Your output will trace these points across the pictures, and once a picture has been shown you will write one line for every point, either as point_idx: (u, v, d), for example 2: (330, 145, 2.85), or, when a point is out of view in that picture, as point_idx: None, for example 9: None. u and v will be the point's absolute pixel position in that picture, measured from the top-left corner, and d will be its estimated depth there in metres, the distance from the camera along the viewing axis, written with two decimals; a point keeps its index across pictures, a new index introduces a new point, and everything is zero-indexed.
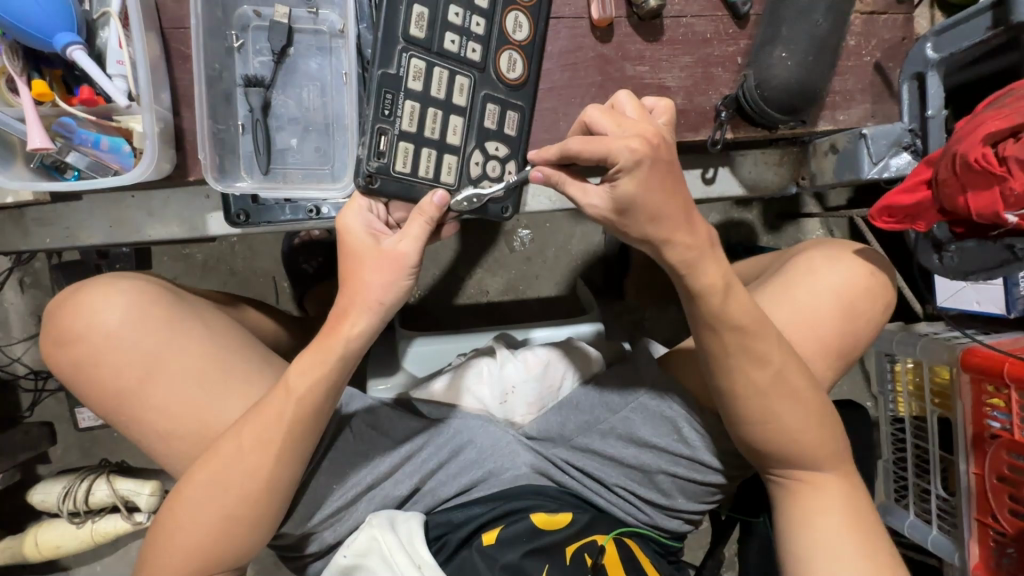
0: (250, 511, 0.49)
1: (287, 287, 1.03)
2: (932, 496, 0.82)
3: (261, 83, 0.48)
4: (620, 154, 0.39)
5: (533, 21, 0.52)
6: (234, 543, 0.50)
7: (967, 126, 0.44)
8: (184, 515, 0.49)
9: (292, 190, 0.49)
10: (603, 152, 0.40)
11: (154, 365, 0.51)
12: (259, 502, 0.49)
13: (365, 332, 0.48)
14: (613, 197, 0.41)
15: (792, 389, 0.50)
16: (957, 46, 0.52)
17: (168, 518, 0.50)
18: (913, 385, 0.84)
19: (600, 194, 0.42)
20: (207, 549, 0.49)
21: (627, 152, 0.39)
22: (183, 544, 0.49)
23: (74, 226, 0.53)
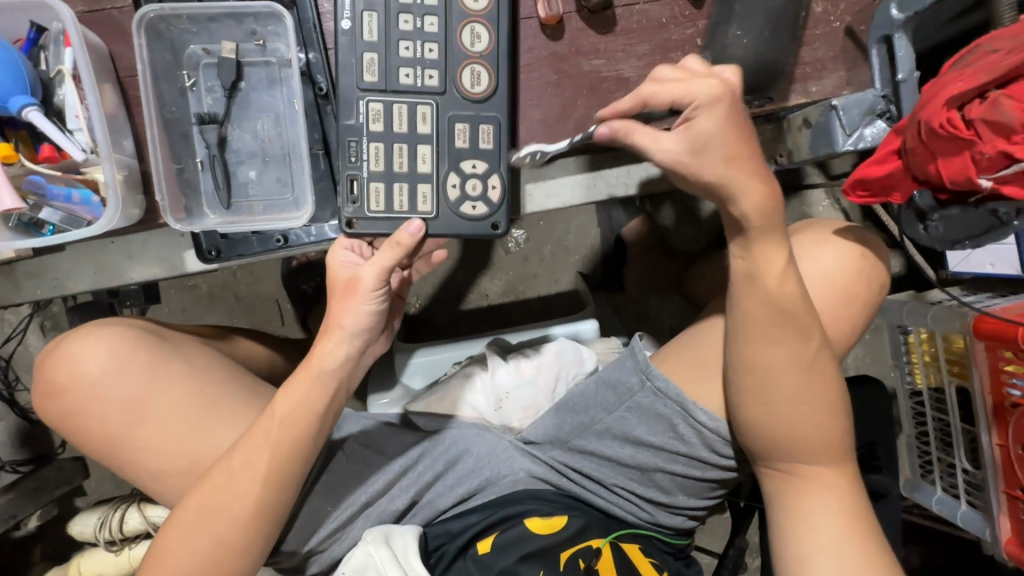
0: (241, 536, 0.50)
1: (291, 308, 1.06)
2: (957, 470, 0.78)
3: (215, 120, 0.49)
4: (698, 91, 0.42)
5: (493, 34, 0.50)
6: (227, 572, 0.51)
7: (932, 90, 0.43)
8: (175, 548, 0.51)
9: (255, 224, 0.50)
10: (680, 93, 0.42)
11: (141, 406, 0.53)
12: (249, 526, 0.50)
13: (342, 360, 0.50)
14: (691, 136, 0.42)
15: (781, 378, 0.49)
16: (923, 3, 0.49)
17: (159, 553, 0.51)
18: (928, 356, 0.80)
19: (673, 137, 0.43)
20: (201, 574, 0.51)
21: (704, 91, 0.42)
22: (175, 570, 0.50)
23: (61, 276, 0.56)
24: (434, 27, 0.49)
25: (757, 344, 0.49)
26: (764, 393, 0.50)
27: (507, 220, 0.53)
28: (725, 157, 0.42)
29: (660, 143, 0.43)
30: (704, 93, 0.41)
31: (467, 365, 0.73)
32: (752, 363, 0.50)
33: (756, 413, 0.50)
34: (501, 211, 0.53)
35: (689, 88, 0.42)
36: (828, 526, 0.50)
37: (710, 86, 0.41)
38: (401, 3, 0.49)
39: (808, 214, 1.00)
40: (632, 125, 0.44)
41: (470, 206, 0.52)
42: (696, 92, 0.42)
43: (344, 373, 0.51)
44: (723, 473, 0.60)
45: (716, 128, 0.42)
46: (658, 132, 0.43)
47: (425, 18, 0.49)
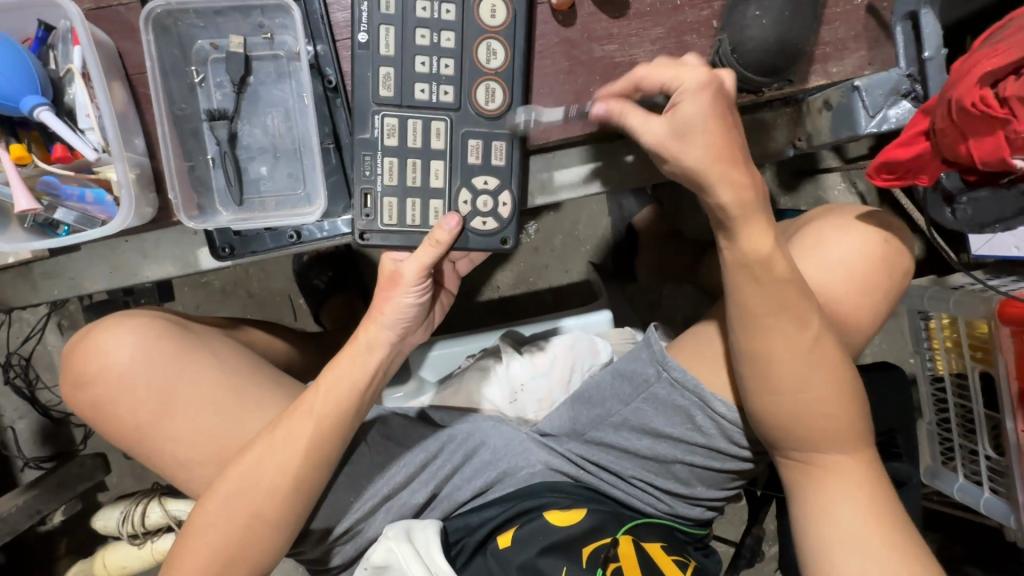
0: (276, 512, 0.51)
1: (303, 304, 1.06)
2: (980, 456, 0.77)
3: (226, 116, 0.49)
4: (685, 76, 0.43)
5: (508, 47, 0.50)
6: (252, 562, 0.51)
7: (962, 68, 0.41)
8: (200, 537, 0.51)
9: (267, 220, 0.50)
10: (671, 77, 0.44)
11: (169, 398, 0.54)
12: (287, 500, 0.51)
13: (385, 343, 0.53)
14: (672, 124, 0.43)
15: (803, 361, 0.48)
16: None
17: (184, 540, 0.52)
18: (950, 342, 0.79)
19: (659, 122, 0.44)
20: (229, 555, 0.51)
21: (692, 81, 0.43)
22: (206, 550, 0.51)
23: (76, 275, 0.56)
24: (450, 42, 0.50)
25: (770, 336, 0.48)
26: (781, 380, 0.49)
27: (517, 235, 0.54)
28: (705, 145, 0.43)
29: (648, 125, 0.44)
30: (690, 80, 0.43)
31: (481, 357, 0.73)
32: (772, 351, 0.48)
33: (778, 399, 0.49)
34: (512, 227, 0.53)
35: (677, 73, 0.43)
36: (847, 514, 0.50)
37: (697, 73, 0.43)
38: (418, 17, 0.49)
39: (824, 199, 0.98)
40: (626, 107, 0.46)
41: (480, 221, 0.52)
42: (680, 79, 0.43)
43: (387, 351, 0.54)
44: (743, 464, 0.60)
45: (699, 115, 0.42)
46: (648, 115, 0.45)
47: (442, 33, 0.49)
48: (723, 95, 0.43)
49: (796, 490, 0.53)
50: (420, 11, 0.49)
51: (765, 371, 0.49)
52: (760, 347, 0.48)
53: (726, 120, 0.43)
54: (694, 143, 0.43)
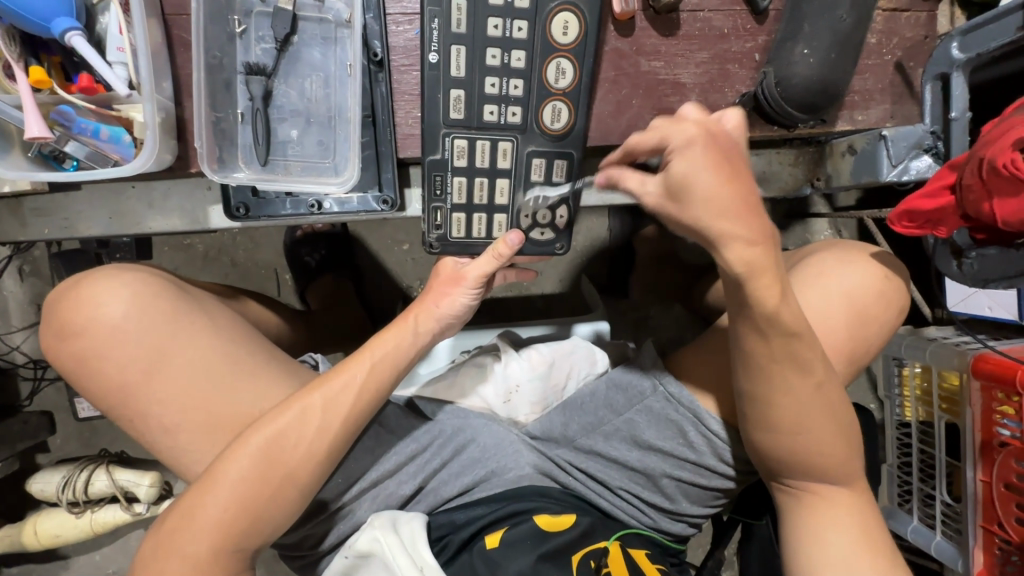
0: (300, 477, 0.49)
1: (289, 279, 1.04)
2: (936, 501, 0.81)
3: (264, 71, 0.47)
4: (672, 134, 0.38)
5: (578, 69, 0.50)
6: (272, 529, 0.49)
7: (997, 130, 0.42)
8: (211, 504, 0.46)
9: (291, 184, 0.48)
10: (659, 138, 0.39)
11: (164, 359, 0.48)
12: (316, 465, 0.49)
13: (431, 331, 0.53)
14: (666, 182, 0.38)
15: (808, 395, 0.48)
16: (985, 46, 0.49)
17: (191, 507, 0.47)
18: (921, 390, 0.83)
19: (655, 180, 0.39)
20: (238, 524, 0.47)
21: (681, 134, 0.38)
22: (214, 517, 0.46)
23: (72, 217, 0.52)
24: (520, 62, 0.50)
25: (790, 370, 0.47)
26: (779, 409, 0.49)
27: (569, 245, 0.55)
28: (709, 210, 0.37)
29: (646, 186, 0.40)
30: (679, 138, 0.38)
31: (477, 354, 0.72)
32: (777, 386, 0.48)
33: (782, 429, 0.49)
34: (565, 238, 0.55)
35: (666, 131, 0.39)
36: (835, 544, 0.50)
37: (686, 129, 0.38)
38: (489, 37, 0.49)
39: (812, 241, 1.03)
40: (620, 170, 0.42)
41: (539, 232, 0.54)
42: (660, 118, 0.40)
43: (432, 339, 0.54)
44: (729, 482, 0.61)
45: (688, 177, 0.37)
46: (645, 175, 0.40)
47: (512, 53, 0.49)
48: (722, 148, 0.38)
49: (790, 517, 0.54)
50: (491, 29, 0.49)
51: (768, 405, 0.49)
52: (763, 392, 0.48)
53: (732, 173, 0.37)
54: (693, 203, 0.37)
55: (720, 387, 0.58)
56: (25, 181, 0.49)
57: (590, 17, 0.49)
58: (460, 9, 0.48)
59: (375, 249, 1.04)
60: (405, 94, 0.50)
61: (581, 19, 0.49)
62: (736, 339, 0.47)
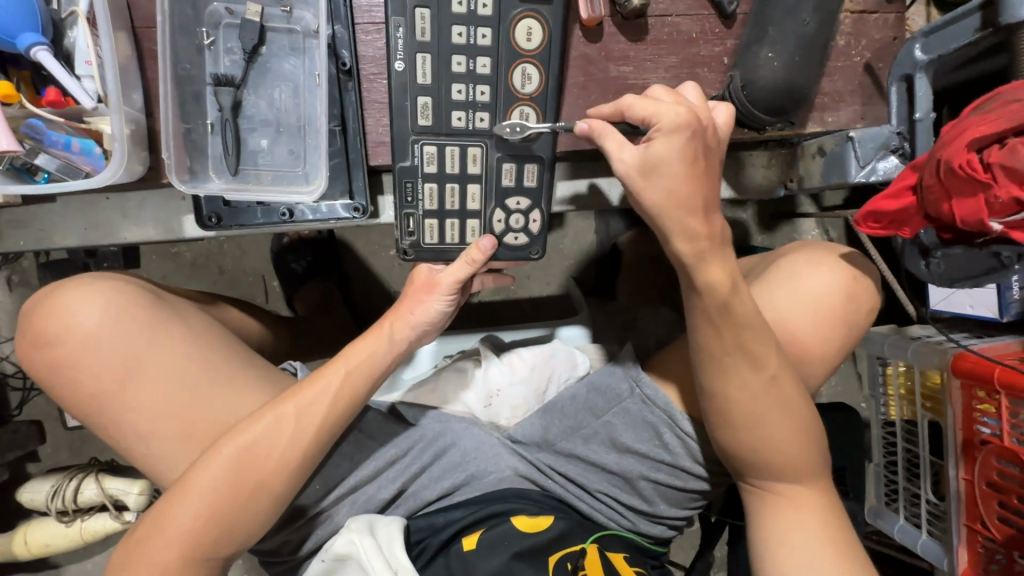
0: (272, 485, 0.49)
1: (276, 286, 1.04)
2: (921, 500, 0.81)
3: (232, 83, 0.47)
4: (662, 116, 0.41)
5: (543, 73, 0.51)
6: (244, 537, 0.49)
7: (952, 132, 0.42)
8: (182, 513, 0.47)
9: (261, 194, 0.48)
10: (651, 112, 0.42)
11: (139, 368, 0.48)
12: (288, 474, 0.49)
13: (407, 340, 0.53)
14: (643, 156, 0.43)
15: (770, 395, 0.49)
16: (946, 48, 0.51)
17: (161, 516, 0.47)
18: (904, 389, 0.83)
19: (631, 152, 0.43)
20: (210, 532, 0.47)
21: (673, 116, 0.41)
22: (185, 526, 0.47)
23: (48, 228, 0.52)
24: (485, 68, 0.50)
25: (755, 370, 0.48)
26: (744, 408, 0.49)
27: (545, 250, 0.55)
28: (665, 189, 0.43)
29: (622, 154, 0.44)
30: (669, 121, 0.41)
31: (458, 359, 0.72)
32: (740, 385, 0.48)
33: (746, 428, 0.49)
34: (539, 243, 0.54)
35: (657, 110, 0.42)
36: (806, 547, 0.50)
37: (678, 113, 0.41)
38: (453, 45, 0.50)
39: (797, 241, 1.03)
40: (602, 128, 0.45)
41: (513, 237, 0.54)
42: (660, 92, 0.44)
43: (408, 347, 0.54)
44: (706, 484, 0.61)
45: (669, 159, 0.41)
46: (624, 144, 0.44)
47: (477, 60, 0.50)
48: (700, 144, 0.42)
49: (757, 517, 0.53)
50: (456, 37, 0.50)
51: (733, 406, 0.49)
52: (731, 393, 0.48)
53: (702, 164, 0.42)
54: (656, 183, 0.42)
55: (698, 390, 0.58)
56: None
57: (553, 24, 0.50)
58: (424, 19, 0.49)
59: (361, 255, 1.05)
60: (375, 102, 0.51)
61: (543, 24, 0.50)
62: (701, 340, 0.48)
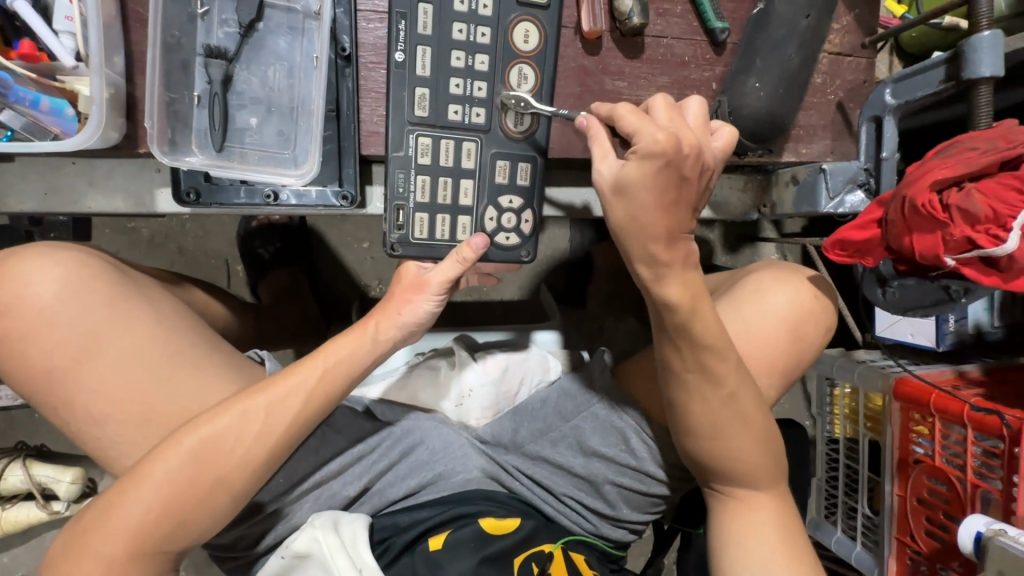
0: (235, 481, 0.47)
1: (240, 271, 1.01)
2: (858, 514, 0.86)
3: (224, 56, 0.46)
4: (641, 136, 0.41)
5: (539, 75, 0.51)
6: (197, 534, 0.46)
7: (917, 171, 0.45)
8: (132, 504, 0.44)
9: (248, 173, 0.46)
10: (633, 129, 0.42)
11: (100, 348, 0.45)
12: (252, 471, 0.47)
13: (390, 341, 0.51)
14: (618, 173, 0.42)
15: (731, 409, 0.50)
16: (912, 94, 0.55)
17: (111, 505, 0.44)
18: (849, 409, 0.88)
19: (610, 165, 0.43)
20: (163, 526, 0.45)
21: (651, 140, 0.40)
22: (135, 519, 0.44)
23: (3, 189, 0.48)
24: (483, 65, 0.50)
25: (716, 388, 0.50)
26: (704, 420, 0.51)
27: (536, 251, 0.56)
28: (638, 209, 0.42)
29: (603, 164, 0.44)
30: (645, 144, 0.40)
31: (431, 357, 0.72)
32: (697, 398, 0.50)
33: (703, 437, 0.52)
34: (530, 244, 0.55)
35: (639, 128, 0.41)
36: (762, 551, 0.53)
37: (655, 136, 0.40)
38: (453, 40, 0.49)
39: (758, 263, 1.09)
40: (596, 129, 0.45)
41: (504, 236, 0.54)
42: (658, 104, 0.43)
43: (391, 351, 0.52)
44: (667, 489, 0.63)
45: (640, 183, 0.41)
46: (608, 154, 0.44)
47: (476, 57, 0.50)
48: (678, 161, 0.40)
49: (716, 517, 0.56)
50: (456, 33, 0.49)
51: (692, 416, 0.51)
52: (699, 404, 0.51)
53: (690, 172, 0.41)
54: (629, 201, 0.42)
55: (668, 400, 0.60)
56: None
57: (548, 28, 0.51)
58: (427, 13, 0.48)
59: (333, 245, 1.03)
60: (372, 91, 0.51)
61: (540, 28, 0.51)
62: (668, 354, 0.49)
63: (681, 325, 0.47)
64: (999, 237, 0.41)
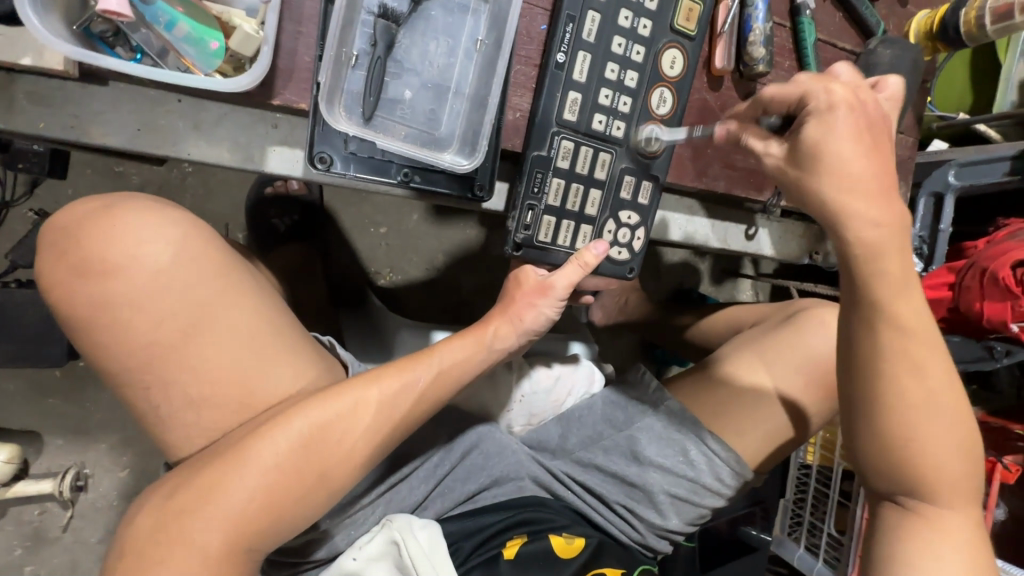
0: (337, 478, 0.42)
1: (239, 238, 0.90)
2: (824, 533, 0.95)
3: (394, 19, 0.42)
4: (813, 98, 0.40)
5: (676, 101, 0.53)
6: (289, 533, 0.41)
7: (999, 251, 0.63)
8: (228, 502, 0.38)
9: (397, 148, 0.43)
10: (796, 95, 0.41)
11: (208, 322, 0.41)
12: (354, 469, 0.42)
13: (510, 346, 0.50)
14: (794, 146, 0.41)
15: (933, 407, 0.42)
16: (975, 178, 0.67)
17: (205, 489, 0.39)
18: (826, 440, 0.98)
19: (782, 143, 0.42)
20: (260, 522, 0.39)
21: (822, 96, 0.40)
22: (231, 510, 0.38)
23: (87, 117, 0.41)
24: (632, 82, 0.51)
25: (919, 378, 0.42)
26: (899, 421, 0.42)
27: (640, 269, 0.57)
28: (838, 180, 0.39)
29: (770, 148, 0.43)
30: (818, 103, 0.40)
31: None
32: (894, 391, 0.42)
33: (897, 438, 0.43)
34: (638, 260, 0.56)
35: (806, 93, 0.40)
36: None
37: (832, 94, 0.39)
38: (611, 52, 0.49)
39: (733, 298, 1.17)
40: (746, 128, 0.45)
41: (616, 251, 0.54)
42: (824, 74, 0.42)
43: (501, 357, 0.51)
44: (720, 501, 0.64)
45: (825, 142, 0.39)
46: (771, 137, 0.43)
47: (627, 72, 0.50)
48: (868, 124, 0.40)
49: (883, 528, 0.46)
50: (614, 46, 0.50)
51: (884, 416, 0.43)
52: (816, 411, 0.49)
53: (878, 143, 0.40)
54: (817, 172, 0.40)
55: (739, 427, 0.60)
56: (56, 56, 0.37)
57: (692, 58, 0.52)
58: (594, 21, 0.48)
59: (346, 226, 0.94)
60: (519, 85, 0.49)
61: (685, 57, 0.52)
62: None
63: (879, 313, 0.41)
64: None
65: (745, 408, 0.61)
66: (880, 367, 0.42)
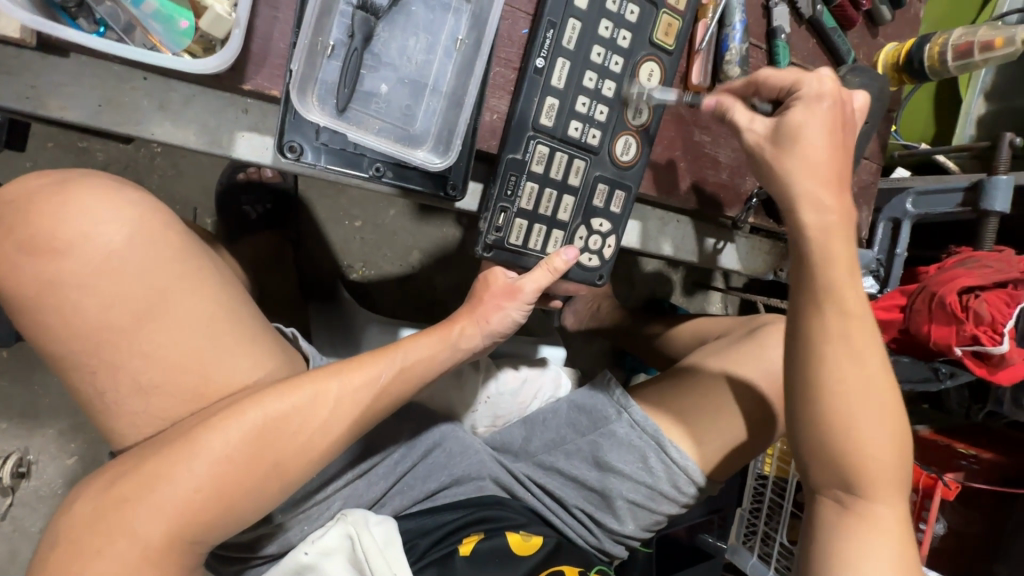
0: (290, 472, 0.41)
1: (208, 223, 0.88)
2: (776, 543, 0.96)
3: (372, 11, 0.42)
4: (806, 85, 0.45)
5: (653, 112, 0.54)
6: (238, 526, 0.40)
7: (946, 277, 0.66)
8: (173, 491, 0.37)
9: (370, 141, 0.43)
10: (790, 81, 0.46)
11: (163, 308, 0.39)
12: (308, 464, 0.42)
13: (476, 346, 0.51)
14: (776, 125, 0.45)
15: (870, 397, 0.44)
16: (931, 207, 0.73)
17: (150, 479, 0.37)
18: (782, 452, 1.00)
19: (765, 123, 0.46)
20: (207, 514, 0.38)
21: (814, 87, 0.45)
22: (177, 501, 0.37)
23: (45, 88, 0.39)
24: (609, 91, 0.51)
25: (857, 365, 0.44)
26: (836, 411, 0.44)
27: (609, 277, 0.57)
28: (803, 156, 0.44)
29: (753, 124, 0.47)
30: (809, 90, 0.45)
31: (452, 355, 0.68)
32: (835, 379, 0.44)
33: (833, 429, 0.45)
34: (608, 268, 0.56)
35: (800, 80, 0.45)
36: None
37: (822, 85, 0.44)
38: (590, 61, 0.50)
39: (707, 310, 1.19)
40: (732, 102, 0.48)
41: (587, 257, 0.55)
42: (802, 86, 0.45)
43: (467, 356, 0.50)
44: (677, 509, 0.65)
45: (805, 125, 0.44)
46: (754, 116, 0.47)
47: (605, 81, 0.51)
48: (843, 118, 0.45)
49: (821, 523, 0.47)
50: (594, 54, 0.50)
51: (821, 404, 0.44)
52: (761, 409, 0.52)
53: (844, 139, 0.45)
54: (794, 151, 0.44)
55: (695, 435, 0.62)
56: (13, 23, 0.36)
57: (670, 72, 0.53)
58: (574, 29, 0.49)
59: (320, 217, 0.92)
60: (496, 86, 0.49)
61: (662, 70, 0.53)
62: None
63: (827, 291, 0.44)
64: (995, 338, 0.61)
65: (704, 418, 0.62)
66: (820, 356, 0.44)
